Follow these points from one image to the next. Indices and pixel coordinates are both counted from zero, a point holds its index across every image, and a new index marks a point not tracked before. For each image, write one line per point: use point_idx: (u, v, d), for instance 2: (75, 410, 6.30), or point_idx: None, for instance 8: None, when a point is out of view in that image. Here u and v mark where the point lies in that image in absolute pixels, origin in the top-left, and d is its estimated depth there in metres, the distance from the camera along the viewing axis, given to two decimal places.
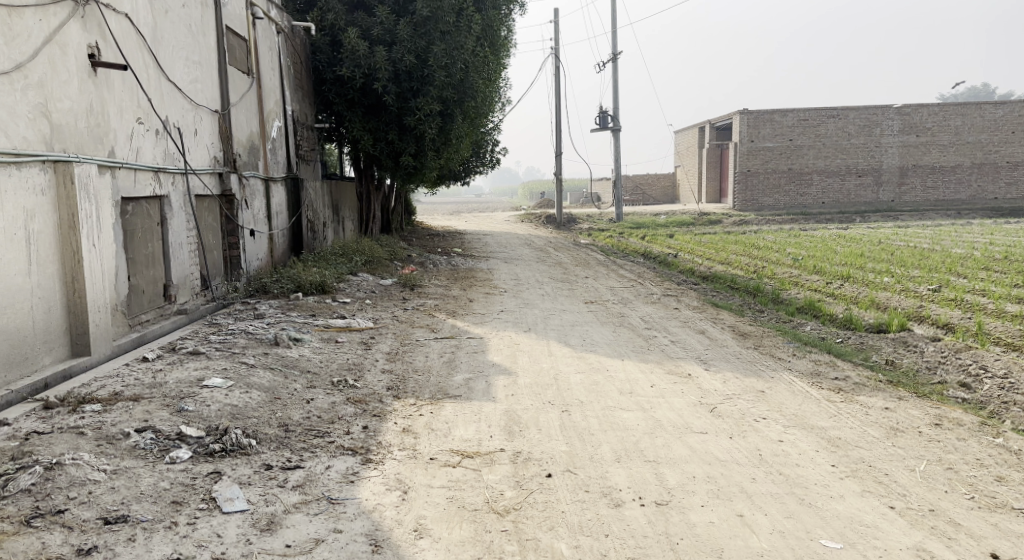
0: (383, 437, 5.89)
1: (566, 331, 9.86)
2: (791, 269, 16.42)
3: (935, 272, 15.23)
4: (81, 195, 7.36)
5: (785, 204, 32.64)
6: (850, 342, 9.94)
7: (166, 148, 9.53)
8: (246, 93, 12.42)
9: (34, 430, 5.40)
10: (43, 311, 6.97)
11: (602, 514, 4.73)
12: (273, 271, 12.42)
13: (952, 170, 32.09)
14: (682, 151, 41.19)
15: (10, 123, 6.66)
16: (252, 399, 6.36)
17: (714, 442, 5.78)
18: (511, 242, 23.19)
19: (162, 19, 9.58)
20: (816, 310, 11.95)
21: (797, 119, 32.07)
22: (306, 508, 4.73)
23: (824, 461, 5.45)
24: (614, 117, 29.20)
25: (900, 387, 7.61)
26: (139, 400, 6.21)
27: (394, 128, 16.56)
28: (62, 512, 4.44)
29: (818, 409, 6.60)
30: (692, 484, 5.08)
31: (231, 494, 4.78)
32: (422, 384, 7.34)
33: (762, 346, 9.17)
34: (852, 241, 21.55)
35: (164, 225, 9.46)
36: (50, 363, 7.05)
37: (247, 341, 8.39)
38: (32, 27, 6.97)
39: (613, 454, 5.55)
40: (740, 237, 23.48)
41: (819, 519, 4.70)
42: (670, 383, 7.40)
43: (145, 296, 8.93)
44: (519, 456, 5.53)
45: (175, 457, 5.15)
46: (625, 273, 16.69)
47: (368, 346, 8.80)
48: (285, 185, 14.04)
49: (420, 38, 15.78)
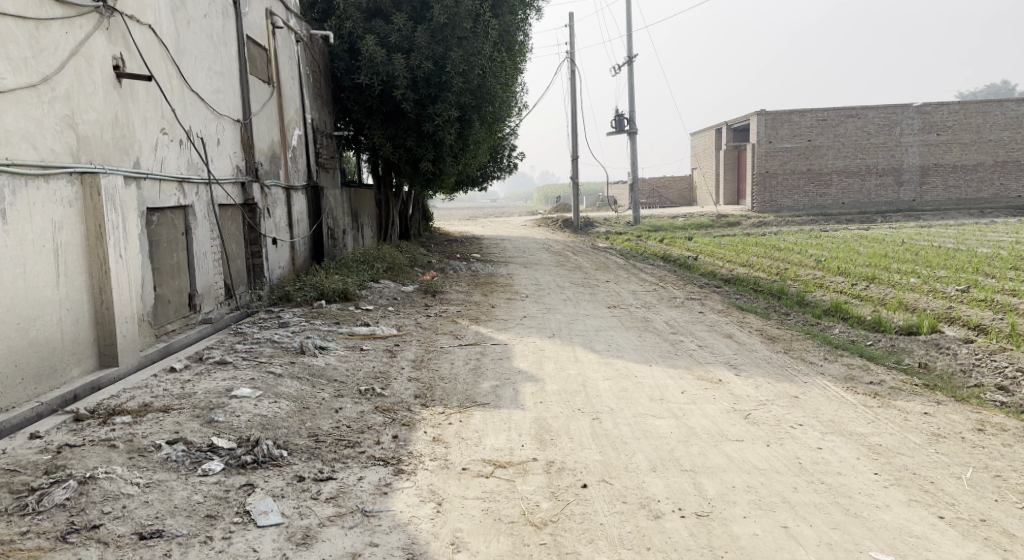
0: (414, 447, 5.82)
1: (590, 336, 9.78)
2: (815, 271, 16.22)
3: (963, 272, 15.00)
4: (107, 206, 7.36)
5: (805, 205, 32.36)
6: (880, 345, 9.78)
7: (190, 158, 9.53)
8: (266, 102, 12.44)
9: (66, 443, 5.39)
10: (72, 323, 6.97)
11: (642, 526, 4.64)
12: (295, 279, 12.41)
13: (975, 168, 31.74)
14: (699, 152, 40.98)
15: (39, 136, 6.68)
16: (281, 409, 6.32)
17: (751, 450, 5.67)
18: (530, 247, 23.09)
19: (186, 30, 9.61)
20: (843, 312, 11.79)
21: (816, 118, 31.79)
22: (341, 521, 4.67)
23: (867, 469, 5.33)
24: (630, 120, 29.12)
25: (936, 391, 7.47)
26: (169, 411, 6.19)
27: (413, 134, 16.53)
28: (97, 527, 4.41)
29: (855, 415, 6.48)
30: (733, 494, 4.98)
31: (265, 507, 4.74)
32: (449, 392, 7.27)
33: (792, 350, 9.05)
34: (875, 242, 21.27)
35: (188, 234, 9.47)
36: (80, 374, 7.05)
37: (274, 350, 8.37)
38: (58, 40, 6.98)
39: (649, 463, 5.46)
40: (760, 239, 23.27)
41: (866, 530, 4.58)
42: (701, 389, 7.30)
43: (171, 306, 8.93)
44: (554, 465, 5.45)
45: (207, 470, 5.12)
46: (647, 276, 16.54)
47: (393, 353, 8.74)
48: (305, 193, 14.05)
49: (438, 44, 15.74)
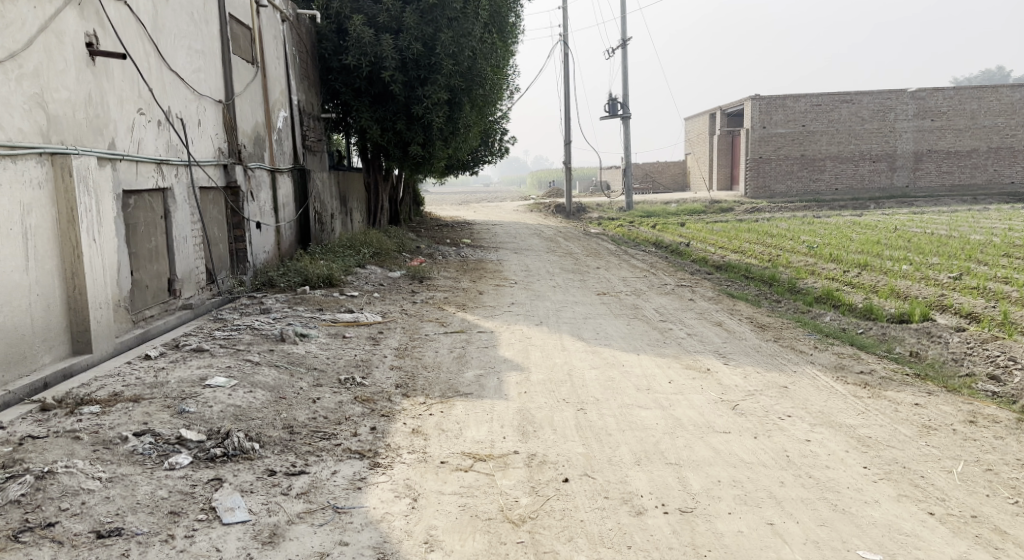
0: (392, 439, 5.64)
1: (578, 324, 9.59)
2: (806, 257, 16.05)
3: (956, 260, 14.86)
4: (79, 188, 7.14)
5: (798, 191, 32.19)
6: (872, 333, 9.64)
7: (169, 140, 9.28)
8: (250, 82, 12.17)
9: (29, 434, 5.18)
10: (42, 309, 6.75)
11: (623, 523, 4.48)
12: (280, 264, 12.19)
13: (969, 154, 31.63)
14: (693, 137, 40.74)
15: (5, 114, 6.43)
16: (256, 399, 6.13)
17: (738, 442, 5.50)
18: (520, 232, 22.89)
19: (164, 7, 9.34)
20: (834, 300, 11.64)
21: (810, 104, 31.56)
22: (311, 518, 4.50)
23: (856, 463, 5.18)
24: (624, 104, 28.86)
25: (928, 381, 7.30)
26: (140, 401, 5.99)
27: (402, 117, 16.26)
28: (52, 526, 4.23)
29: (844, 406, 6.31)
30: (718, 490, 4.82)
31: (232, 503, 4.55)
32: (432, 382, 7.09)
33: (782, 338, 8.90)
34: (867, 228, 21.13)
35: (167, 218, 9.23)
36: (50, 361, 6.84)
37: (253, 337, 8.16)
38: (25, 14, 6.71)
39: (633, 456, 5.29)
40: (753, 225, 23.08)
41: (854, 527, 4.43)
42: (689, 378, 7.13)
43: (148, 292, 8.71)
44: (535, 459, 5.28)
45: (174, 463, 4.93)
46: (637, 263, 16.38)
47: (376, 341, 8.55)
48: (291, 175, 13.80)
49: (427, 25, 15.48)
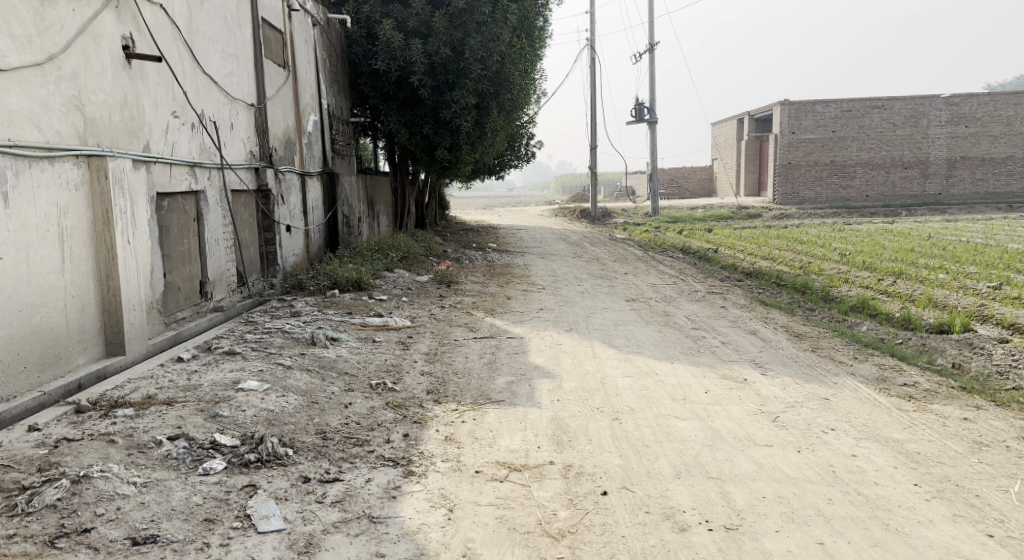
0: (425, 447, 5.55)
1: (609, 331, 9.46)
2: (839, 265, 15.77)
3: (994, 269, 14.52)
4: (115, 190, 7.13)
5: (828, 197, 31.76)
6: (912, 344, 9.40)
7: (202, 143, 9.28)
8: (281, 86, 12.18)
9: (64, 437, 5.15)
10: (78, 311, 6.75)
11: (666, 540, 4.36)
12: (309, 267, 12.16)
13: (1004, 161, 31.10)
14: (720, 142, 40.43)
15: (43, 117, 6.43)
16: (288, 404, 6.07)
17: (781, 456, 5.35)
18: (545, 237, 22.77)
19: (199, 10, 9.34)
20: (871, 309, 11.39)
21: (841, 109, 31.14)
22: (346, 528, 4.42)
23: (906, 480, 5.00)
24: (651, 108, 28.63)
25: (973, 394, 7.09)
26: (173, 404, 5.95)
27: (429, 121, 16.18)
28: (88, 532, 4.19)
29: (890, 419, 6.14)
30: (764, 506, 4.68)
31: (266, 511, 4.50)
32: (463, 388, 7.00)
33: (820, 347, 8.71)
34: (900, 236, 20.74)
35: (200, 220, 9.22)
36: (84, 362, 6.83)
37: (284, 341, 8.12)
38: (64, 18, 6.73)
39: (673, 469, 5.16)
40: (782, 232, 22.80)
41: (909, 549, 4.28)
42: (726, 389, 6.98)
43: (181, 294, 8.70)
44: (571, 470, 5.16)
45: (208, 469, 4.88)
46: (666, 269, 16.17)
47: (406, 346, 8.48)
48: (320, 179, 13.79)
49: (455, 30, 15.44)
